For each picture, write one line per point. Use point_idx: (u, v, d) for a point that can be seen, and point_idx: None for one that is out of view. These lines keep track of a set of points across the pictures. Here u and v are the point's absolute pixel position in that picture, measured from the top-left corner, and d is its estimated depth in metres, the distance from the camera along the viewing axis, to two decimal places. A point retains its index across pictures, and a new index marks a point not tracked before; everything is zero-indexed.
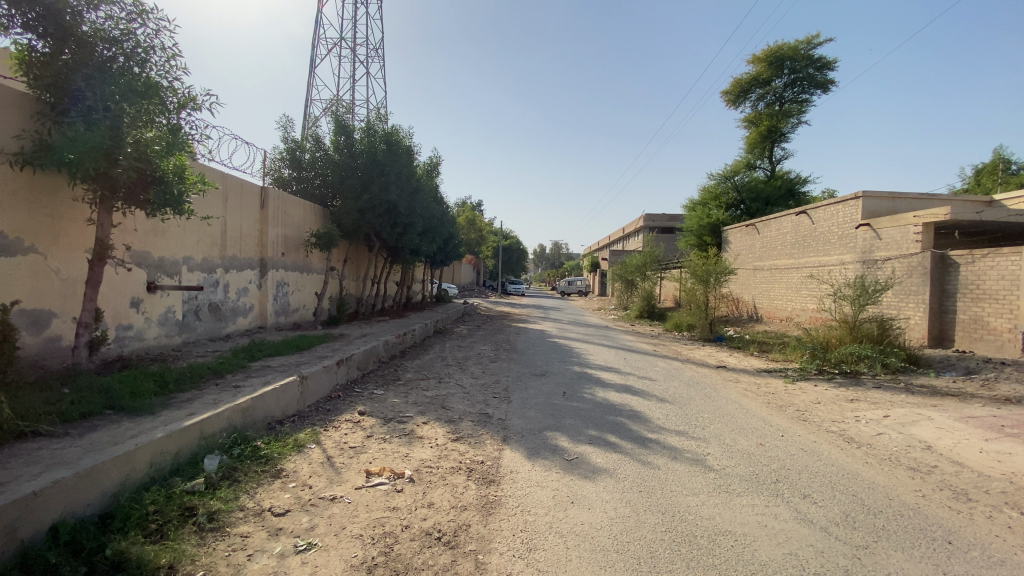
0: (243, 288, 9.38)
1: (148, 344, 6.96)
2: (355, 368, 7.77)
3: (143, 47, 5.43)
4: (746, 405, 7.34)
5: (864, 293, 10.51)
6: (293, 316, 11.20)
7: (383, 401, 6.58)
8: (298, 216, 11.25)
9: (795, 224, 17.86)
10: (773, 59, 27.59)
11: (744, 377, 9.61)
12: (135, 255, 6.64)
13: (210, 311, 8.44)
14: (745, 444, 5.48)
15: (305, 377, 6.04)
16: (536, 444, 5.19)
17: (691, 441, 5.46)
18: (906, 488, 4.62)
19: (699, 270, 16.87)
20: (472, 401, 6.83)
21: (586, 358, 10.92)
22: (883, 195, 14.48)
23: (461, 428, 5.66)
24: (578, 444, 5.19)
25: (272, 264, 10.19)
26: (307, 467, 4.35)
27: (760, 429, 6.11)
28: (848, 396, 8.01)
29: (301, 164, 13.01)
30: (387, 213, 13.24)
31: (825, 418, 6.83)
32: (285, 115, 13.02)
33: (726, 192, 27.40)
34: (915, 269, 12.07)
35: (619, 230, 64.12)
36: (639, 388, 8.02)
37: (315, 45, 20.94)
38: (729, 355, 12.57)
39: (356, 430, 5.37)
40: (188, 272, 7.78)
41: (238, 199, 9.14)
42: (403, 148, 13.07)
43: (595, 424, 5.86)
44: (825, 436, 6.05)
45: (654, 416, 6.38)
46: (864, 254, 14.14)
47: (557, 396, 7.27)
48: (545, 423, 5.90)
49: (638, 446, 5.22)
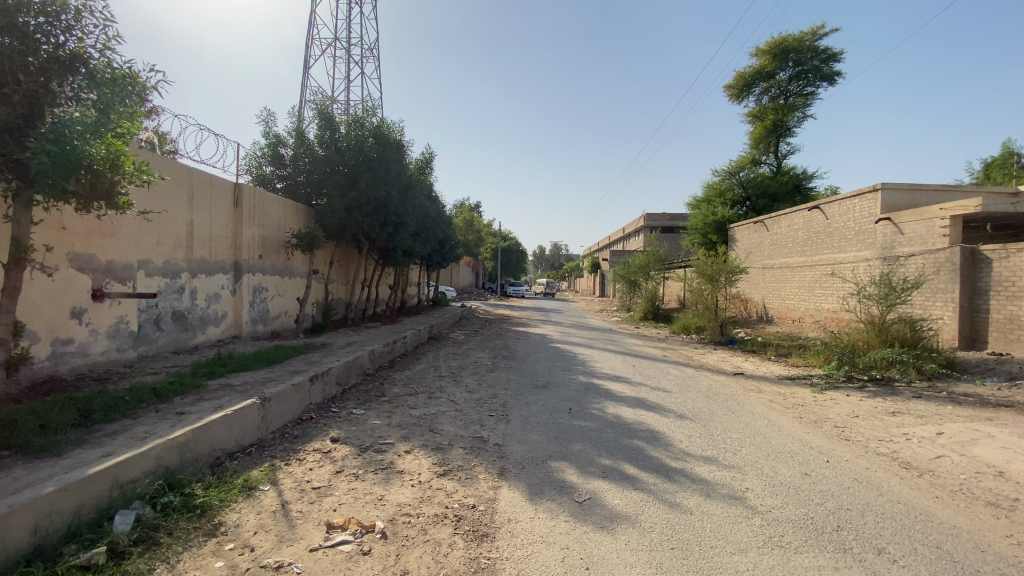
0: (214, 294, 8.52)
1: (94, 360, 6.11)
2: (333, 384, 6.91)
3: (71, 13, 4.57)
4: (776, 421, 6.44)
5: (893, 292, 9.67)
6: (273, 325, 10.33)
7: (362, 423, 5.71)
8: (277, 216, 10.40)
9: (807, 220, 17.02)
10: (778, 50, 26.74)
11: (767, 385, 8.72)
12: (75, 259, 5.81)
13: (174, 320, 7.59)
14: (788, 474, 4.60)
15: (267, 400, 5.17)
16: (540, 479, 4.31)
17: (724, 472, 4.58)
18: (996, 534, 3.73)
19: (708, 269, 16.04)
20: (465, 422, 5.94)
21: (591, 366, 10.03)
22: (904, 186, 13.63)
23: (450, 459, 4.77)
24: (590, 479, 4.31)
25: (247, 267, 9.33)
26: (254, 519, 3.48)
27: (800, 453, 5.22)
28: (888, 408, 7.12)
29: (283, 161, 12.14)
30: (376, 212, 12.39)
31: (870, 436, 5.94)
32: (266, 109, 12.13)
33: (731, 189, 26.57)
34: (943, 265, 11.20)
35: (620, 230, 63.27)
36: (653, 402, 7.13)
37: (309, 44, 20.51)
38: (744, 360, 11.71)
39: (323, 465, 4.49)
40: (145, 277, 6.94)
41: (207, 196, 8.29)
42: (393, 142, 12.18)
43: (608, 451, 4.98)
44: (876, 460, 5.17)
45: (675, 437, 5.49)
46: (885, 250, 13.30)
47: (561, 413, 6.38)
48: (550, 450, 5.02)
49: (661, 479, 4.34)
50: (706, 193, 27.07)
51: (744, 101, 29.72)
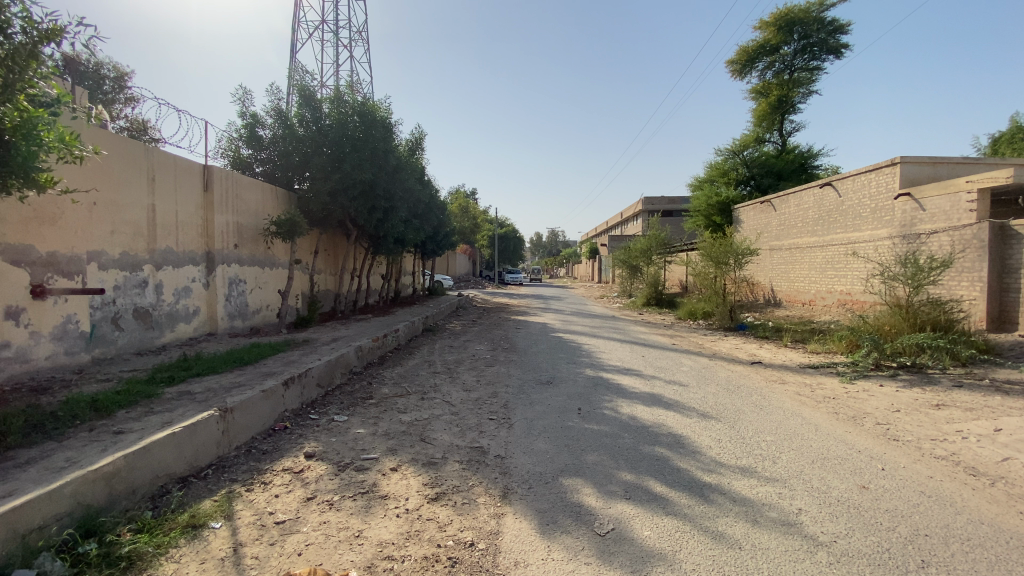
0: (183, 288, 7.75)
1: (36, 366, 5.36)
2: (313, 387, 6.17)
3: None
4: (810, 419, 5.74)
5: (921, 271, 8.92)
6: (252, 320, 9.56)
7: (344, 433, 4.99)
8: (254, 201, 9.57)
9: (818, 198, 16.24)
10: (782, 23, 25.72)
11: (790, 376, 8.02)
12: (8, 251, 5.05)
13: (136, 317, 6.83)
14: (843, 488, 3.89)
15: (229, 411, 4.43)
16: (551, 504, 3.58)
17: (768, 488, 3.86)
18: None
19: (716, 252, 15.27)
20: (462, 428, 5.21)
21: (598, 358, 9.30)
22: (924, 159, 12.84)
23: (444, 477, 4.05)
24: (612, 502, 3.59)
25: (220, 257, 8.53)
26: (195, 569, 2.76)
27: (849, 460, 4.50)
28: (931, 401, 6.42)
29: (261, 143, 11.20)
30: (363, 195, 11.54)
31: (920, 435, 5.23)
32: (240, 86, 11.15)
33: (734, 168, 25.76)
34: (970, 242, 10.43)
35: (618, 214, 62.30)
36: (670, 398, 6.42)
37: (296, 25, 19.67)
38: (759, 347, 11.00)
39: (291, 490, 3.76)
40: (97, 271, 6.18)
41: (170, 179, 7.46)
42: (379, 119, 11.31)
43: (629, 462, 4.28)
44: (936, 465, 4.48)
45: (703, 443, 4.77)
46: (904, 228, 12.57)
47: (571, 415, 5.66)
48: (561, 463, 4.31)
49: (696, 500, 3.62)
50: (709, 173, 26.28)
51: (746, 77, 28.75)
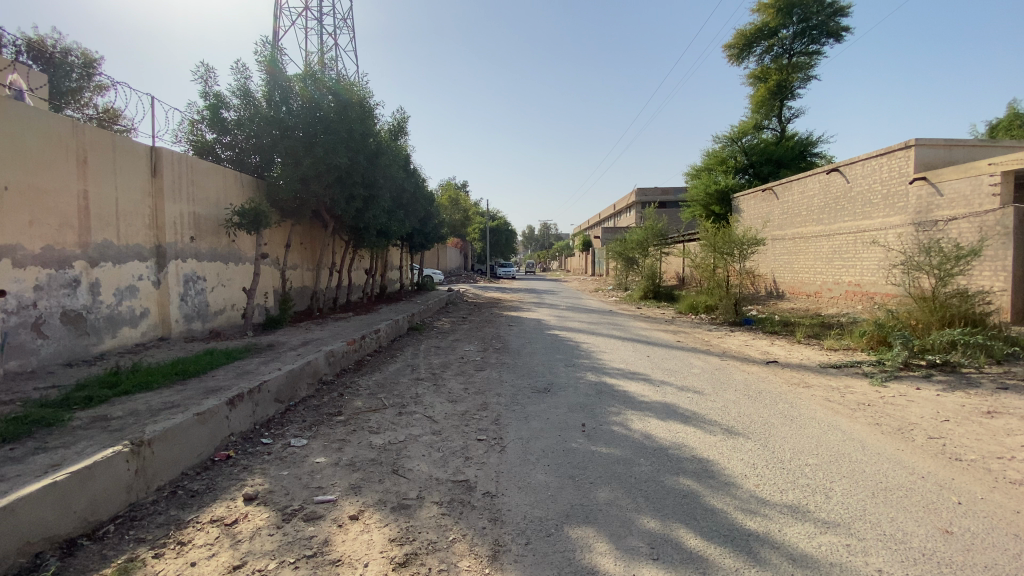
0: (127, 287, 6.78)
1: None
2: (270, 403, 5.26)
3: None
4: (851, 433, 4.92)
5: (950, 261, 8.16)
6: (213, 321, 8.58)
7: (299, 465, 4.07)
8: (213, 188, 8.58)
9: (824, 184, 15.47)
10: (781, 6, 24.87)
11: (813, 378, 7.21)
12: None
13: (65, 322, 5.88)
14: (925, 536, 3.05)
15: (146, 444, 3.53)
16: (556, 570, 2.71)
17: (831, 537, 3.02)
18: None
19: (719, 243, 14.36)
20: (445, 455, 4.31)
21: (599, 359, 8.45)
22: (940, 141, 12.05)
23: (418, 528, 3.16)
24: (635, 567, 2.72)
25: (172, 250, 7.55)
26: None
27: (916, 491, 3.68)
28: (981, 408, 5.63)
29: (226, 126, 10.18)
30: (340, 182, 10.53)
31: (983, 452, 4.44)
32: (201, 62, 10.09)
33: (732, 156, 25.03)
34: (993, 229, 9.71)
35: (611, 205, 61.41)
36: (686, 409, 5.58)
37: (279, 9, 18.66)
38: (771, 344, 10.22)
39: (214, 555, 2.85)
40: (12, 268, 5.23)
41: (106, 161, 6.46)
42: (356, 98, 10.28)
43: (650, 502, 3.42)
44: (1016, 493, 3.67)
45: (735, 471, 3.93)
46: (919, 215, 11.83)
47: (574, 432, 4.82)
48: (566, 503, 3.44)
49: (744, 562, 2.77)
50: (706, 161, 25.52)
51: (743, 63, 27.97)
